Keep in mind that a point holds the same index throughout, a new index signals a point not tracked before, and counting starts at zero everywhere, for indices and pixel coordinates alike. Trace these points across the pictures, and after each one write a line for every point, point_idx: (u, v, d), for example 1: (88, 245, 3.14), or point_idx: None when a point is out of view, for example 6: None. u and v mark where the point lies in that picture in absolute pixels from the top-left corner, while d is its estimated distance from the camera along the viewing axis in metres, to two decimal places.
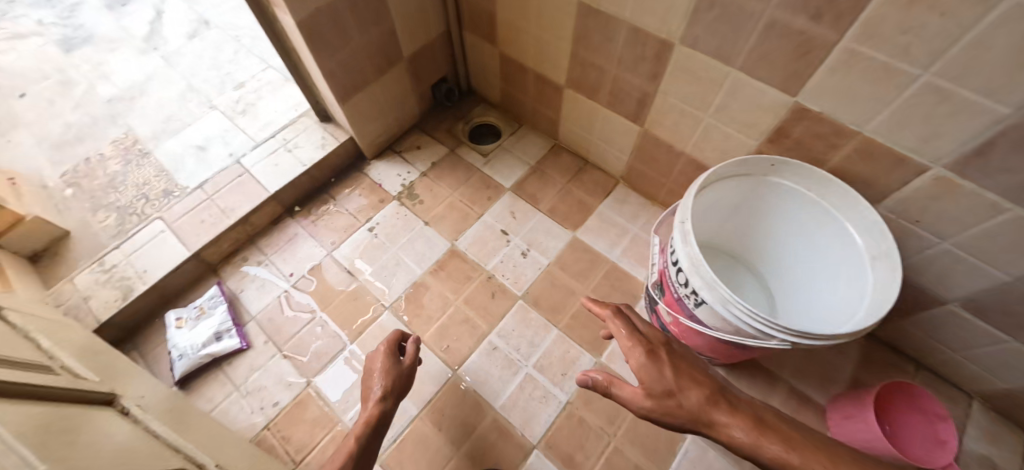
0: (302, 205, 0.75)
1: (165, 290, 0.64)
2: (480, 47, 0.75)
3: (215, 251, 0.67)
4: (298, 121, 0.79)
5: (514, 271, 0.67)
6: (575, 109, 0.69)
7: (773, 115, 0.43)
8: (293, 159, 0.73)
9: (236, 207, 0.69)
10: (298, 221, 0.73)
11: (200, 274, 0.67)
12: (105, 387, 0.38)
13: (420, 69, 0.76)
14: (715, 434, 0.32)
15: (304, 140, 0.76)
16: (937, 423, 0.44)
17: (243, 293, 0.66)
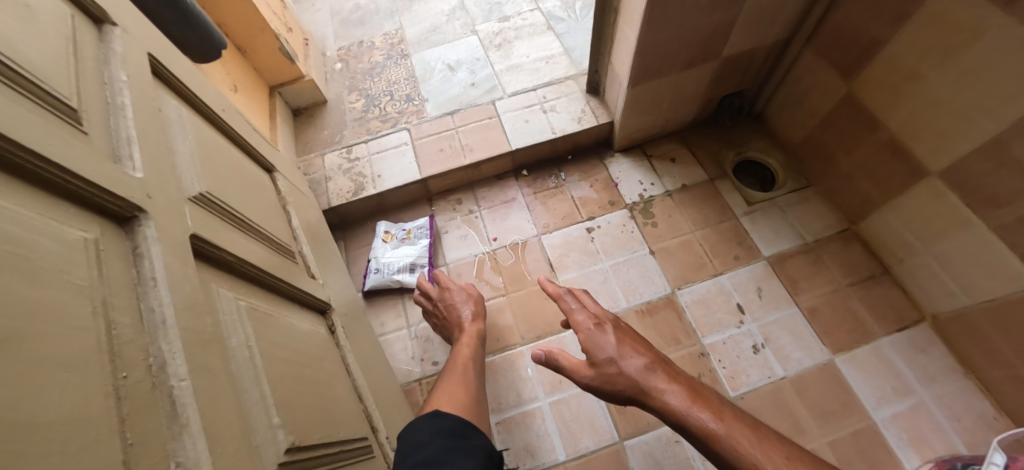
0: (530, 168, 0.86)
1: (401, 198, 0.82)
2: (818, 74, 0.69)
3: (442, 182, 0.82)
4: (564, 82, 0.87)
5: (728, 357, 0.66)
6: (925, 221, 0.61)
7: None
8: (544, 120, 0.83)
9: (473, 147, 0.81)
10: (518, 185, 0.84)
11: (416, 198, 0.83)
12: (324, 298, 0.52)
13: (723, 77, 0.75)
14: (654, 397, 0.43)
15: (565, 103, 0.84)
16: None
17: (448, 234, 0.80)
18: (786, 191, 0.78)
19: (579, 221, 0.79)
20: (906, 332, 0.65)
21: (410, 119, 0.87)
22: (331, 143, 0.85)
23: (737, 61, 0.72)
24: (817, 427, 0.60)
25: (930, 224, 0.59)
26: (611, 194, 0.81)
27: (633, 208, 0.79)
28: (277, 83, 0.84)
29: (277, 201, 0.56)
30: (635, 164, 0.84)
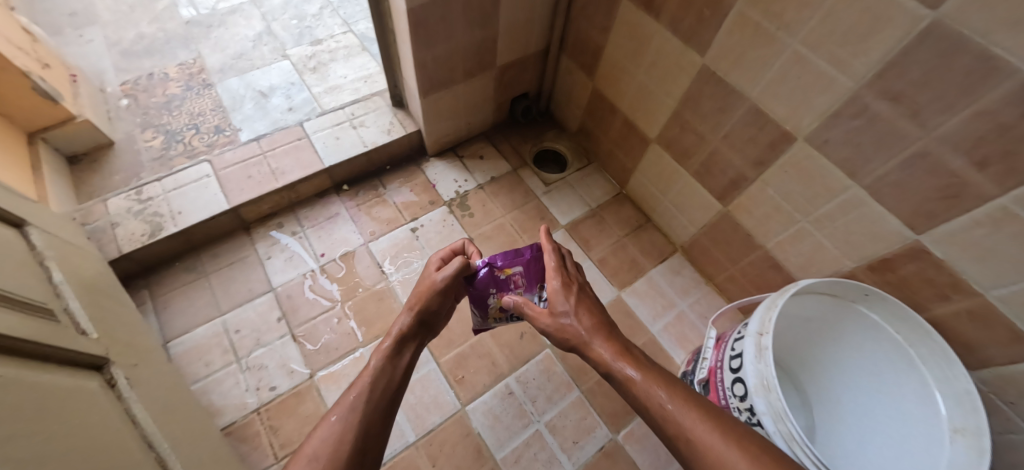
0: (351, 182, 0.83)
1: (208, 232, 0.72)
2: (572, 71, 0.81)
3: (254, 209, 0.75)
4: (370, 97, 0.86)
5: (535, 326, 0.71)
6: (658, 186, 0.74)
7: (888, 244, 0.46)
8: (353, 134, 0.80)
9: (287, 171, 0.75)
10: (339, 198, 0.80)
11: (232, 227, 0.74)
12: (97, 351, 0.38)
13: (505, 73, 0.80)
14: (589, 349, 0.40)
15: (371, 116, 0.83)
16: None
17: (270, 260, 0.73)
18: (573, 171, 0.87)
19: (403, 222, 0.78)
20: (666, 263, 0.78)
21: (214, 150, 0.77)
22: (118, 187, 0.71)
23: (512, 68, 0.80)
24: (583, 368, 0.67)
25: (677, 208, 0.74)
26: (430, 194, 0.82)
27: (451, 204, 0.82)
28: (36, 129, 0.67)
29: (27, 256, 0.42)
30: (449, 165, 0.87)
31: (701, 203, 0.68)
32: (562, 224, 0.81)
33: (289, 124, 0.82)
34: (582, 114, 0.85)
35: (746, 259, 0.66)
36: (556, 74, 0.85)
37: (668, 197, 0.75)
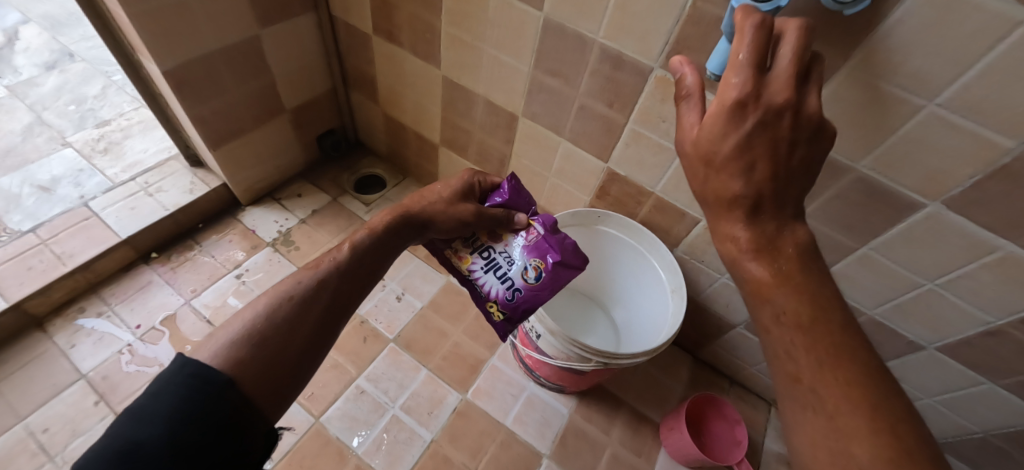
0: (157, 249, 1.08)
1: (68, 297, 0.95)
2: (423, 78, 1.05)
3: (108, 263, 0.99)
4: (161, 164, 1.14)
5: (495, 382, 1.03)
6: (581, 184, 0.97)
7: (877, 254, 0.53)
8: (149, 204, 1.05)
9: (138, 206, 1.05)
10: (150, 271, 1.04)
11: (81, 289, 0.97)
12: None
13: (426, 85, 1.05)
14: (743, 220, 0.30)
15: (165, 182, 1.10)
16: (736, 424, 0.98)
17: (83, 345, 0.91)
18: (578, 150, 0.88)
19: None
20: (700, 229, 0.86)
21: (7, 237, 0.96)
22: None
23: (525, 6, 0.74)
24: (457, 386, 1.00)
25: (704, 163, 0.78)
26: None
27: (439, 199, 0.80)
28: None
29: None
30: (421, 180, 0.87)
31: None
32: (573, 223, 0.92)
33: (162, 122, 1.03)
34: (387, 139, 1.31)
35: None
36: (346, 107, 1.29)
37: (560, 179, 0.99)
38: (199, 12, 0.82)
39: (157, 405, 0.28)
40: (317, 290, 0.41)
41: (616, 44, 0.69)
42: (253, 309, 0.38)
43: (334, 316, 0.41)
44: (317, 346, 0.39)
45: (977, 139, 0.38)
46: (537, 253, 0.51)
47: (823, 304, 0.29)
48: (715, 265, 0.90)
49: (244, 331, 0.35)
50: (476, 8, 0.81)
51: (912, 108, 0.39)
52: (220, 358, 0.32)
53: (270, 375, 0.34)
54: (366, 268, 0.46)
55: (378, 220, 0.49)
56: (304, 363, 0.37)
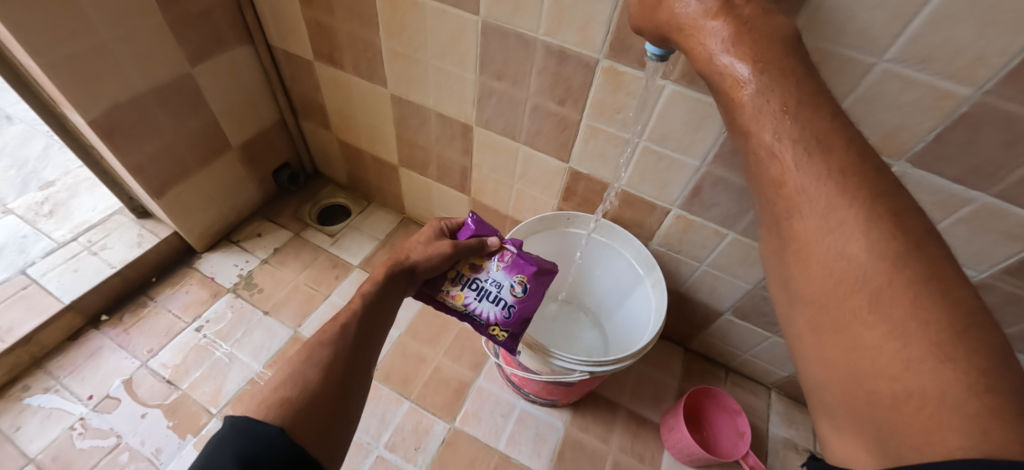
0: (107, 311, 1.00)
1: (10, 375, 0.87)
2: (370, 102, 1.00)
3: (51, 334, 0.91)
4: (107, 220, 1.08)
5: (483, 403, 0.97)
6: (544, 190, 0.94)
7: None
8: (94, 263, 0.99)
9: (81, 267, 0.98)
10: (102, 335, 0.96)
11: (27, 365, 0.90)
12: None
13: (376, 106, 1.00)
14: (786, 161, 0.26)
15: (111, 239, 1.04)
16: (737, 415, 0.95)
17: (27, 426, 0.82)
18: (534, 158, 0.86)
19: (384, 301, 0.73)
20: (673, 222, 0.83)
21: None
22: None
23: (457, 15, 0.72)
24: (446, 411, 0.95)
25: (669, 155, 0.72)
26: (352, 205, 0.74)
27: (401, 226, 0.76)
28: None
29: None
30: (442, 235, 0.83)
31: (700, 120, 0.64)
32: (540, 221, 0.87)
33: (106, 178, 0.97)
34: (346, 166, 1.27)
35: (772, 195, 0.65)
36: (300, 138, 1.25)
37: (521, 186, 0.97)
38: (120, 55, 0.76)
39: (214, 460, 0.32)
40: (341, 341, 0.45)
41: (558, 39, 0.67)
42: (289, 367, 0.42)
43: (360, 361, 0.45)
44: (350, 389, 0.43)
45: (931, 90, 0.42)
46: (517, 269, 0.53)
47: (882, 191, 0.24)
48: (692, 254, 0.87)
49: (283, 388, 0.39)
50: (413, 18, 0.77)
51: (864, 66, 0.44)
52: (271, 413, 0.37)
53: (316, 425, 0.38)
54: (379, 310, 0.49)
55: (378, 273, 0.52)
56: (343, 406, 0.41)
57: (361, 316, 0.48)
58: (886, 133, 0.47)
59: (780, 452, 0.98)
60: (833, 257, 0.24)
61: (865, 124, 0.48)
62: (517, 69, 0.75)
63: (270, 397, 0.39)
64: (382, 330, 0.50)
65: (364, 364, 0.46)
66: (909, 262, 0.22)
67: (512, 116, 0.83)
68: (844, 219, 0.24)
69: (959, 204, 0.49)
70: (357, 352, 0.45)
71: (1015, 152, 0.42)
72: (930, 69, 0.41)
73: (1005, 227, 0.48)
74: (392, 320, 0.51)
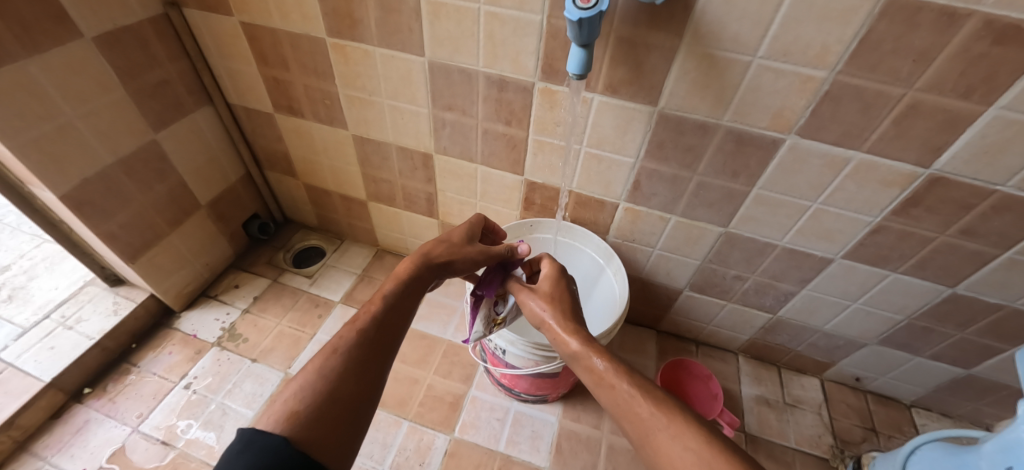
0: (89, 385, 1.00)
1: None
2: (332, 146, 1.07)
3: (33, 415, 0.90)
4: (77, 294, 1.09)
5: (478, 410, 1.02)
6: (506, 203, 1.03)
7: (776, 182, 0.73)
8: (70, 337, 0.99)
9: (56, 344, 0.97)
10: (87, 409, 0.96)
11: (11, 450, 0.88)
12: None
13: (338, 149, 1.08)
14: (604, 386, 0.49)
15: (84, 311, 1.04)
16: (710, 379, 1.04)
17: None
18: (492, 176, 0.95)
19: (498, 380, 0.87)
20: (622, 216, 0.94)
21: None
22: None
23: (404, 58, 0.81)
24: (444, 425, 0.99)
25: (606, 156, 0.82)
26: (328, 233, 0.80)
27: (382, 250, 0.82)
28: None
29: None
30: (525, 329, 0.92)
31: (625, 123, 0.75)
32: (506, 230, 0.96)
33: (77, 250, 0.99)
34: (317, 210, 1.32)
35: (706, 179, 0.78)
36: (268, 188, 1.29)
37: (485, 204, 1.06)
38: (87, 131, 0.80)
39: None
40: (355, 345, 0.46)
41: (496, 70, 0.77)
42: (302, 377, 0.42)
43: (374, 366, 0.46)
44: (362, 397, 0.43)
45: (798, 76, 0.58)
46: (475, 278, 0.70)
47: (678, 409, 0.44)
48: (645, 241, 0.97)
49: (294, 399, 0.40)
50: (365, 66, 0.85)
51: (745, 62, 0.59)
52: (279, 426, 0.37)
53: (327, 437, 0.39)
54: (402, 309, 0.52)
55: (402, 269, 0.55)
56: (355, 413, 0.42)
57: (378, 317, 0.49)
58: (771, 112, 0.64)
59: (754, 409, 1.09)
60: (671, 440, 0.41)
61: (756, 107, 0.64)
62: (463, 100, 0.85)
63: (279, 409, 0.39)
64: (396, 334, 0.50)
65: (377, 371, 0.46)
66: (703, 435, 0.41)
67: (465, 141, 0.93)
68: (673, 418, 0.43)
69: (842, 162, 0.66)
70: (372, 356, 0.46)
71: (868, 114, 0.58)
72: (791, 60, 0.57)
73: (880, 175, 0.65)
74: (406, 322, 0.52)
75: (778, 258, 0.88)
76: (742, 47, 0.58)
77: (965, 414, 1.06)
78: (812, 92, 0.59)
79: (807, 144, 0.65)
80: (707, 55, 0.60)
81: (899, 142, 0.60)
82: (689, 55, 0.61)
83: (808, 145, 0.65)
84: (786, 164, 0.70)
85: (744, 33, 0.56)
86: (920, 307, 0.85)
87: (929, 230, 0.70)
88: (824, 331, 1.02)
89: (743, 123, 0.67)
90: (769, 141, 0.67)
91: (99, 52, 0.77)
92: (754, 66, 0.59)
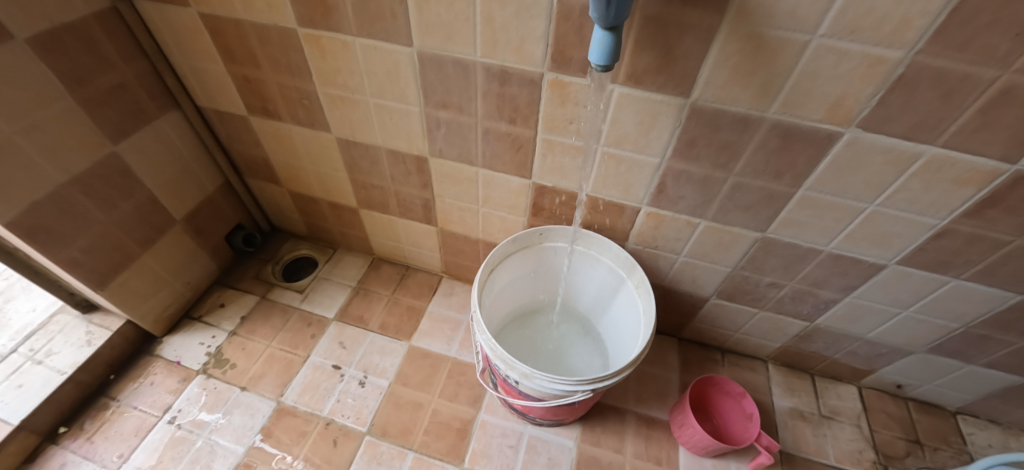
0: (64, 423, 0.91)
1: None
2: (312, 149, 0.95)
3: (3, 462, 0.82)
4: (49, 320, 0.99)
5: (488, 436, 0.93)
6: (512, 209, 0.92)
7: (826, 183, 0.62)
8: (40, 373, 0.89)
9: (24, 382, 0.87)
10: (64, 450, 0.87)
11: None
12: None
13: (320, 153, 0.96)
14: None
15: (56, 342, 0.94)
16: (743, 396, 0.94)
17: None
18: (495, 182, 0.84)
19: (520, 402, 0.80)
20: (642, 220, 0.82)
21: None
22: None
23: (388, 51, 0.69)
24: (452, 454, 0.91)
25: (626, 156, 0.70)
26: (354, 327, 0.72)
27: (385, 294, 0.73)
28: None
29: None
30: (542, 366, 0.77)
31: (649, 119, 0.63)
32: (513, 241, 0.87)
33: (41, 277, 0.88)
34: (306, 218, 1.21)
35: (745, 181, 0.66)
36: (253, 196, 1.18)
37: (489, 210, 0.95)
38: (30, 149, 0.67)
39: None
40: None
41: (496, 60, 0.64)
42: None
43: None
44: None
45: (868, 58, 0.46)
46: None
47: None
48: (669, 248, 0.86)
49: None
50: (343, 60, 0.73)
51: (802, 44, 0.47)
52: None
53: None
54: None
55: None
56: None
57: None
58: (833, 102, 0.51)
59: (788, 423, 0.99)
60: None
61: (813, 96, 0.51)
62: (460, 100, 0.73)
63: None
64: None
65: None
66: None
67: (463, 142, 0.81)
68: None
69: (910, 159, 0.54)
70: None
71: (951, 103, 0.46)
72: (861, 39, 0.45)
73: (956, 173, 0.53)
74: None
75: (822, 264, 0.77)
76: (807, 25, 0.45)
77: (1016, 421, 0.97)
78: (893, 80, 0.47)
79: (872, 140, 0.53)
80: (761, 36, 0.48)
81: (986, 135, 0.48)
82: (738, 34, 0.49)
83: (876, 142, 0.54)
84: (843, 164, 0.58)
85: (813, 8, 0.44)
86: (981, 316, 0.75)
87: (1008, 234, 0.59)
88: (869, 339, 0.91)
89: (793, 118, 0.55)
90: (824, 137, 0.56)
91: (39, 57, 0.64)
92: (817, 49, 0.47)
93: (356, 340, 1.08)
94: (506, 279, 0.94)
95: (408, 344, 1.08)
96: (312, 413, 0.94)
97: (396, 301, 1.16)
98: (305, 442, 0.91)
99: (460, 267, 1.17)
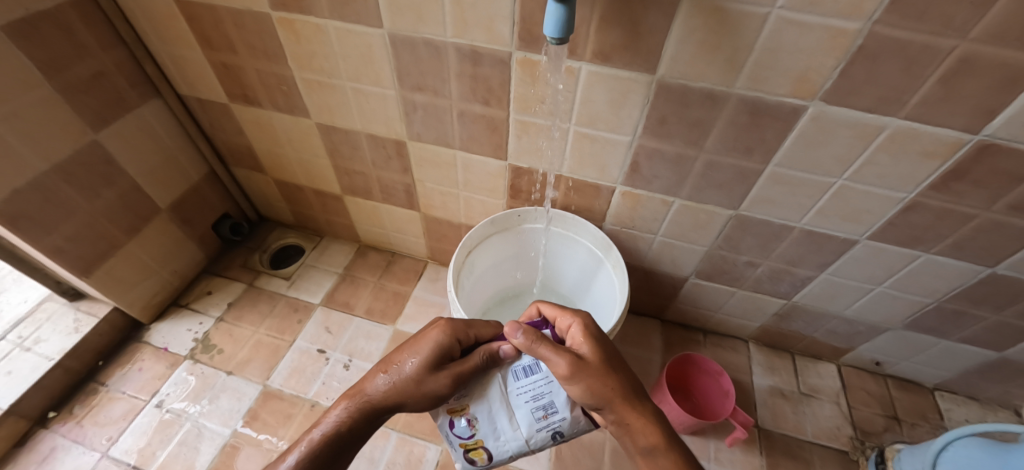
0: (55, 408, 0.92)
1: None
2: (293, 136, 0.96)
3: None
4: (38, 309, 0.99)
5: None
6: (492, 192, 0.93)
7: (792, 158, 0.62)
8: (28, 361, 0.90)
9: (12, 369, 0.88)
10: (55, 435, 0.88)
11: None
12: None
13: (302, 140, 0.97)
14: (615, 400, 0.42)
15: (44, 331, 0.95)
16: (721, 374, 0.95)
17: None
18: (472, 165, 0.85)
19: None
20: (618, 200, 0.83)
21: None
22: None
23: (362, 34, 0.70)
24: None
25: (599, 135, 0.71)
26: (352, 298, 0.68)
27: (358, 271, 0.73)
28: None
29: None
30: None
31: (619, 97, 0.64)
32: (490, 224, 0.88)
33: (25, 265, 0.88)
34: (292, 207, 1.21)
35: (715, 158, 0.67)
36: (239, 185, 1.19)
37: (470, 194, 0.95)
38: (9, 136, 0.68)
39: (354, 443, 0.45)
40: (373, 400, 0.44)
41: (467, 40, 0.65)
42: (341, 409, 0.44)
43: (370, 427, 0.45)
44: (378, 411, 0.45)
45: (827, 30, 0.46)
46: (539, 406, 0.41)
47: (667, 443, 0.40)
48: (646, 228, 0.87)
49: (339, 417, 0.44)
50: (318, 43, 0.74)
51: (762, 16, 0.47)
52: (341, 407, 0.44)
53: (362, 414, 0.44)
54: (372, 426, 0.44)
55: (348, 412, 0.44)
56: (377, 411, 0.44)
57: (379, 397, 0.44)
58: (797, 74, 0.52)
59: (768, 401, 1.00)
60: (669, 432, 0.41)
61: (778, 68, 0.52)
62: (435, 82, 0.73)
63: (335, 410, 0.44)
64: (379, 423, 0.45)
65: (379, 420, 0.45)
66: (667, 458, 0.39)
67: (440, 124, 0.81)
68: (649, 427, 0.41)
69: (874, 132, 0.54)
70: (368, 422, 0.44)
71: (911, 73, 0.47)
72: (819, 11, 0.45)
73: (918, 144, 0.54)
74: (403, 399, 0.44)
75: (795, 241, 0.78)
76: None
77: (993, 396, 0.98)
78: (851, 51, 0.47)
79: (835, 112, 0.54)
80: (723, 9, 0.48)
81: (945, 105, 0.49)
82: (700, 9, 0.49)
83: (839, 115, 0.54)
84: (808, 138, 0.59)
85: None
86: (953, 291, 0.75)
87: (972, 207, 0.60)
88: (847, 316, 0.92)
89: (759, 92, 0.55)
90: (788, 110, 0.56)
91: (14, 46, 0.64)
92: (778, 21, 0.47)
93: (342, 325, 1.09)
94: (486, 262, 0.96)
95: (393, 329, 1.09)
96: (299, 396, 0.96)
97: (382, 287, 1.17)
98: (291, 424, 0.92)
99: (444, 252, 1.18)
